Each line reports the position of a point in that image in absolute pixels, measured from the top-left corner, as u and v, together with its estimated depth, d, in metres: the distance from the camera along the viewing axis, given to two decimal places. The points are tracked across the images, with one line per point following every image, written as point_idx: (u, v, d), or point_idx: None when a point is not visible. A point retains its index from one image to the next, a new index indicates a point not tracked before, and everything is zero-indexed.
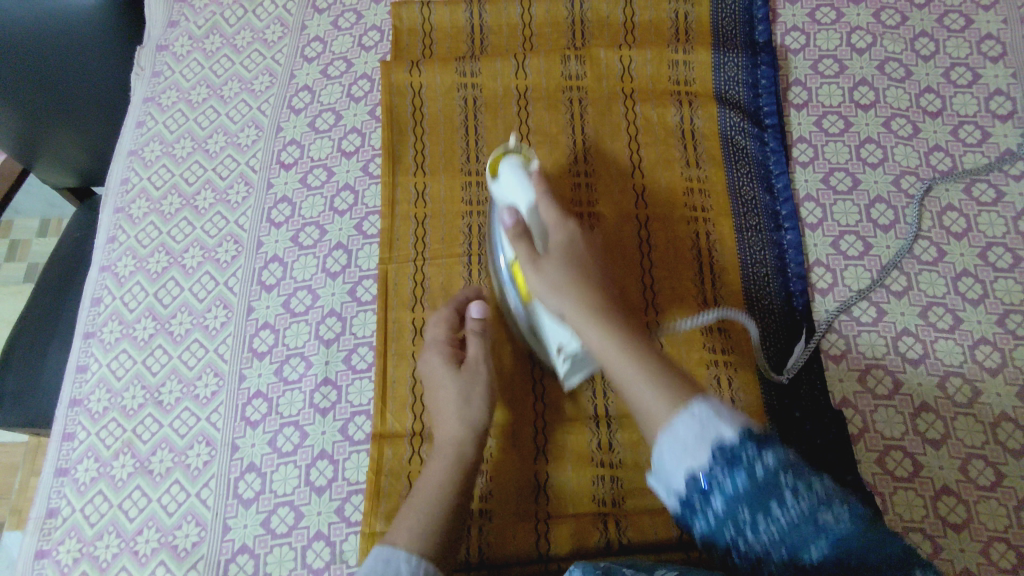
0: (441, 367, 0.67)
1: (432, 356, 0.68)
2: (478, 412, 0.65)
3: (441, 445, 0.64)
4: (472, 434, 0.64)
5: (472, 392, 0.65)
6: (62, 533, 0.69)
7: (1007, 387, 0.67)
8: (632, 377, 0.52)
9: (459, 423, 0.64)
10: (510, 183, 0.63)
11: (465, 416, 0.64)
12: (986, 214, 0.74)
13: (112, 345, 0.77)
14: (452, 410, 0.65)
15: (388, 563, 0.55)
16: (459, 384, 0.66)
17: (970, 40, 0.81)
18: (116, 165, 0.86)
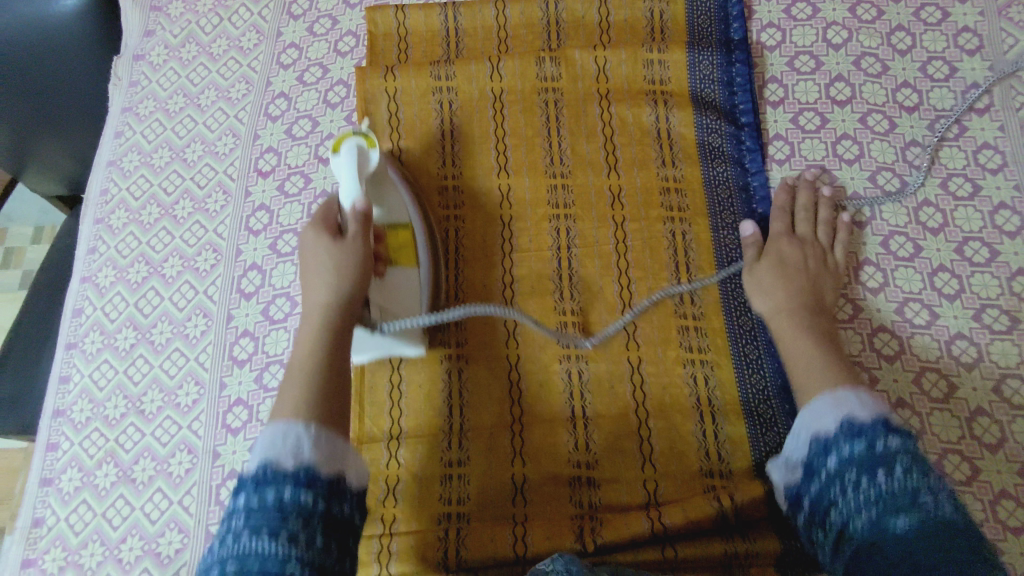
0: (316, 247, 0.60)
1: (305, 240, 0.61)
2: (351, 279, 0.59)
3: (310, 311, 0.58)
4: (344, 296, 0.58)
5: (342, 308, 0.58)
6: (48, 543, 0.70)
7: (983, 381, 0.67)
8: (816, 358, 0.61)
9: (327, 291, 0.58)
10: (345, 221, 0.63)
11: (335, 283, 0.58)
12: (963, 209, 0.74)
13: (94, 355, 0.77)
14: (316, 338, 0.56)
15: (283, 432, 0.50)
16: (332, 256, 0.59)
17: (946, 34, 0.81)
18: (97, 175, 0.87)
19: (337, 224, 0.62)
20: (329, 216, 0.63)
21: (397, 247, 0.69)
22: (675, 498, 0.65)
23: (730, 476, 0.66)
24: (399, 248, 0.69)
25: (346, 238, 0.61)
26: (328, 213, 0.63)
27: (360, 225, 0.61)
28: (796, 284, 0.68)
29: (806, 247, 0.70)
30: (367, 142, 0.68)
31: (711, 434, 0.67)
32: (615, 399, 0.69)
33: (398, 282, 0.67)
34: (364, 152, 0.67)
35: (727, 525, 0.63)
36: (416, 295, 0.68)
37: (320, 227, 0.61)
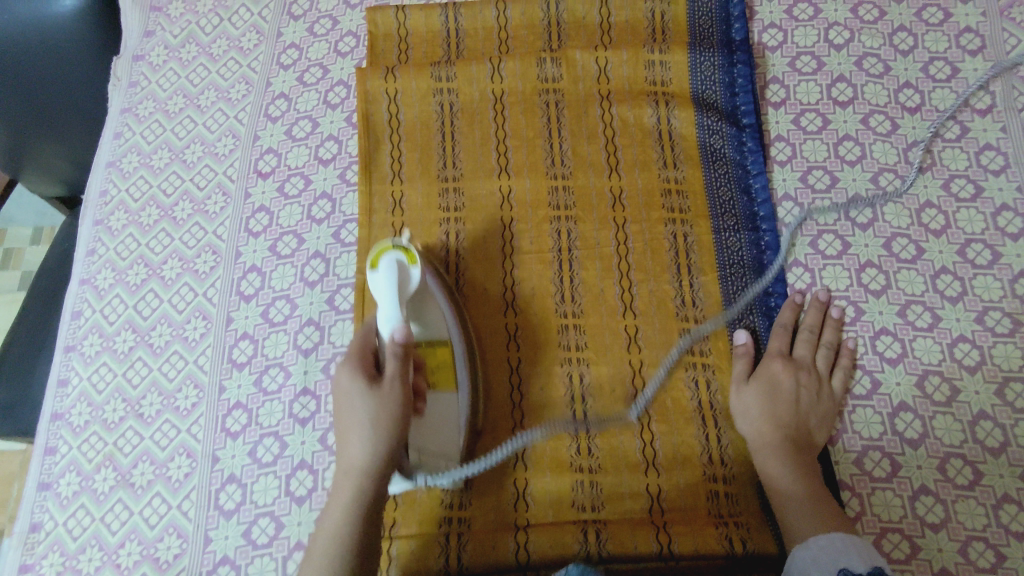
0: (351, 392, 0.58)
1: (341, 382, 0.59)
2: (386, 440, 0.56)
3: (346, 474, 0.57)
4: (380, 460, 0.57)
5: (385, 414, 0.57)
6: (46, 548, 0.69)
7: (986, 384, 0.67)
8: (804, 501, 0.60)
9: (364, 450, 0.56)
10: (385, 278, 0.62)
11: (372, 439, 0.56)
12: (965, 210, 0.73)
13: (93, 358, 0.77)
14: (361, 443, 0.56)
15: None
16: (371, 409, 0.57)
17: (948, 34, 0.81)
18: (95, 176, 0.86)
19: (372, 359, 0.60)
20: (366, 354, 0.60)
21: (436, 366, 0.65)
22: (676, 504, 0.65)
23: (731, 480, 0.66)
24: (437, 369, 0.65)
25: (382, 382, 0.58)
26: (364, 350, 0.60)
27: (400, 364, 0.58)
28: (783, 415, 0.65)
29: (800, 374, 0.67)
30: (407, 259, 0.64)
31: (714, 439, 0.67)
32: (617, 403, 0.68)
33: (436, 412, 0.64)
34: (405, 273, 0.63)
35: (729, 536, 0.63)
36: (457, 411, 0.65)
37: (356, 368, 0.58)
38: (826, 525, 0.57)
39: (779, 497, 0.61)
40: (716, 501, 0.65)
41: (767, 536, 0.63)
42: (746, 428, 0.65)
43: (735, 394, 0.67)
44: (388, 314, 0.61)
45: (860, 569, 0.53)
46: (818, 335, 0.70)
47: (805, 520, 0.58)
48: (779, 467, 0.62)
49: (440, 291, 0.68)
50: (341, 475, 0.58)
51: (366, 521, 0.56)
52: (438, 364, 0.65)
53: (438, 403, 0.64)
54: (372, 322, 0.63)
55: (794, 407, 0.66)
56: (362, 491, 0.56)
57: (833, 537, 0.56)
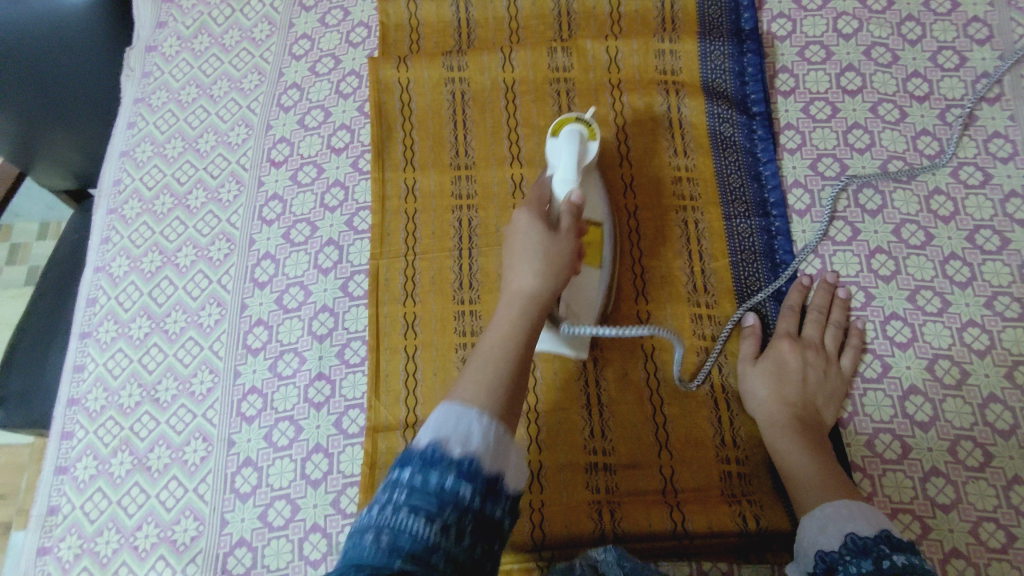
0: (527, 227, 0.59)
1: (517, 219, 0.60)
2: (557, 276, 0.56)
3: (513, 297, 0.55)
4: (550, 292, 0.56)
5: (558, 253, 0.57)
6: (63, 531, 0.70)
7: (995, 368, 0.68)
8: (815, 474, 0.60)
9: (538, 279, 0.55)
10: (568, 144, 0.66)
11: (544, 271, 0.56)
12: (974, 197, 0.74)
13: (108, 344, 0.78)
14: (531, 269, 0.56)
15: (457, 416, 0.46)
16: (546, 245, 0.57)
17: (956, 24, 0.81)
18: (109, 166, 0.87)
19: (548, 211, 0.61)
20: (545, 202, 0.62)
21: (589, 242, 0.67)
22: (689, 484, 0.65)
23: (744, 460, 0.66)
24: (588, 244, 0.67)
25: (559, 230, 0.59)
26: (544, 198, 0.62)
27: (575, 216, 0.60)
28: (791, 393, 0.66)
29: (807, 353, 0.68)
30: (588, 132, 0.68)
31: (726, 420, 0.68)
32: (630, 386, 0.69)
33: (584, 282, 0.65)
34: (584, 143, 0.67)
35: (741, 514, 0.63)
36: (594, 289, 0.66)
37: (537, 211, 0.60)
38: (837, 493, 0.58)
39: (790, 472, 0.62)
40: (729, 481, 0.66)
41: (781, 514, 0.63)
42: (754, 406, 0.66)
43: (742, 374, 0.68)
44: (564, 173, 0.64)
45: (867, 532, 0.54)
46: (826, 317, 0.70)
47: (815, 492, 0.59)
48: (789, 445, 0.63)
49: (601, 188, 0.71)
50: (505, 298, 0.56)
51: (523, 350, 0.52)
52: (588, 240, 0.67)
53: (583, 275, 0.65)
54: (544, 183, 0.66)
55: (802, 385, 0.66)
56: (527, 320, 0.54)
57: (838, 506, 0.56)
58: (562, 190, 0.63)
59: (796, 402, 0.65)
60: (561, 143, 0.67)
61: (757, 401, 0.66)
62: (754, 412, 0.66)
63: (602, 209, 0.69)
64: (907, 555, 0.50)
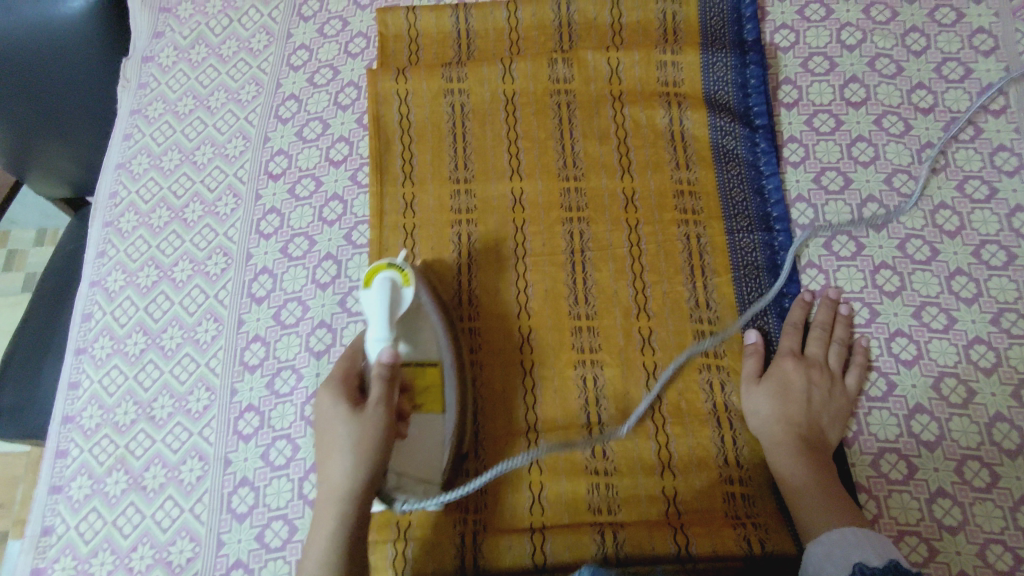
0: (335, 421, 0.56)
1: (321, 402, 0.58)
2: (370, 459, 0.55)
3: (327, 495, 0.55)
4: (362, 487, 0.55)
5: (368, 437, 0.55)
6: (57, 551, 0.69)
7: (1002, 387, 0.67)
8: (819, 496, 0.60)
9: (348, 474, 0.54)
10: (379, 298, 0.62)
11: (354, 465, 0.54)
12: (980, 212, 0.73)
13: (103, 360, 0.77)
14: (343, 467, 0.55)
15: None
16: (354, 434, 0.55)
17: (961, 35, 0.80)
18: (104, 178, 0.86)
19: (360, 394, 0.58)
20: (351, 378, 0.59)
21: (423, 390, 0.64)
22: (693, 506, 0.65)
23: (747, 481, 0.65)
24: (426, 390, 0.65)
25: (366, 407, 0.56)
26: (351, 372, 0.60)
27: (384, 386, 0.57)
28: (794, 413, 0.65)
29: (811, 372, 0.67)
30: (402, 279, 0.64)
31: (729, 441, 0.67)
32: (632, 405, 0.68)
33: (419, 438, 0.63)
34: (396, 295, 0.63)
35: (746, 537, 0.62)
36: (436, 438, 0.64)
37: (341, 393, 0.57)
38: (842, 517, 0.57)
39: (795, 494, 0.61)
40: (733, 503, 0.65)
41: (786, 537, 0.62)
42: (757, 427, 0.65)
43: (745, 394, 0.67)
44: (378, 332, 0.61)
45: (876, 564, 0.53)
46: (829, 332, 0.70)
47: (820, 515, 0.58)
48: (793, 467, 0.62)
49: (434, 308, 0.67)
50: (324, 494, 0.55)
51: (349, 552, 0.54)
52: (427, 386, 0.64)
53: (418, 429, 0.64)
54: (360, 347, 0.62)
55: (805, 405, 0.65)
56: (346, 505, 0.54)
57: (844, 532, 0.56)
58: (376, 351, 0.60)
59: (800, 423, 0.64)
60: (371, 295, 0.62)
61: (761, 423, 0.65)
62: (757, 432, 0.66)
63: (438, 347, 0.66)
64: None
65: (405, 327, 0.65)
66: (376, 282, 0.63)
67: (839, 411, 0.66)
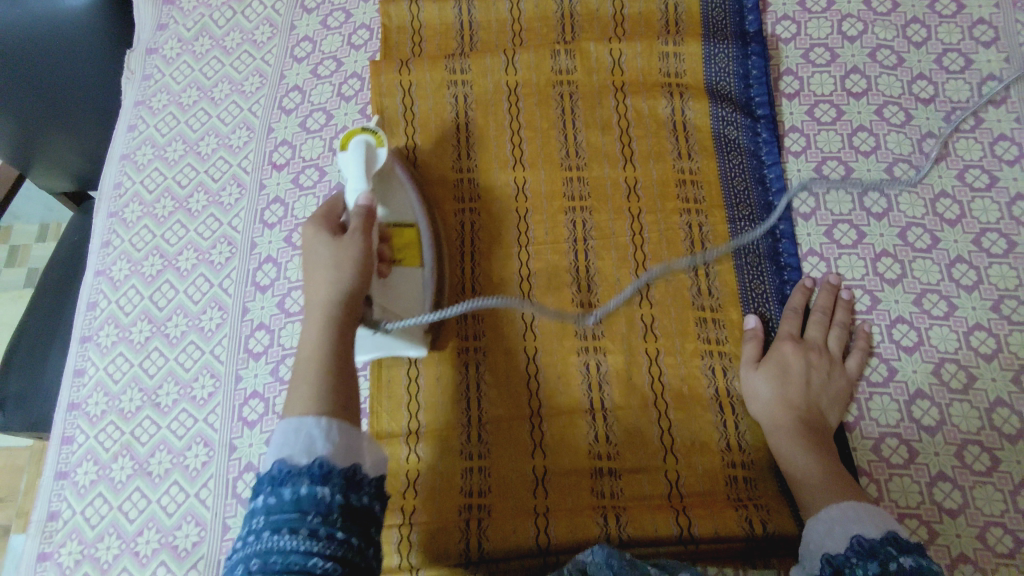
0: (315, 245, 0.57)
1: (304, 236, 0.59)
2: (353, 264, 0.56)
3: (310, 308, 0.55)
4: (350, 283, 0.55)
5: (346, 256, 0.56)
6: (64, 536, 0.69)
7: (1002, 372, 0.67)
8: (821, 476, 0.60)
9: (332, 285, 0.55)
10: (355, 154, 0.65)
11: (337, 279, 0.55)
12: (980, 200, 0.74)
13: (109, 348, 0.77)
14: (326, 278, 0.55)
15: (295, 427, 0.48)
16: (333, 251, 0.56)
17: (961, 26, 0.81)
18: (110, 169, 0.87)
19: (340, 224, 0.60)
20: (334, 217, 0.60)
21: (402, 246, 0.68)
22: (695, 489, 0.65)
23: (749, 464, 0.66)
24: (404, 247, 0.69)
25: (344, 235, 0.58)
26: (333, 212, 0.61)
27: (363, 216, 0.59)
28: (793, 394, 0.65)
29: (810, 356, 0.67)
30: (375, 140, 0.67)
31: (731, 425, 0.67)
32: (634, 389, 0.69)
33: (399, 280, 0.66)
34: (371, 152, 0.66)
35: (749, 519, 0.63)
36: (415, 286, 0.68)
37: (321, 225, 0.58)
38: (842, 495, 0.58)
39: (797, 475, 0.61)
40: (735, 486, 0.65)
41: (789, 519, 0.63)
42: (757, 407, 0.66)
43: (746, 378, 0.67)
44: (355, 184, 0.64)
45: (873, 536, 0.53)
46: (830, 317, 0.70)
47: (821, 493, 0.58)
48: (794, 449, 0.62)
49: (408, 181, 0.73)
50: (307, 313, 0.55)
51: (341, 349, 0.53)
52: (400, 244, 0.68)
53: (397, 275, 0.67)
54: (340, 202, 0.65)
55: (804, 386, 0.66)
56: (332, 309, 0.54)
57: (845, 507, 0.56)
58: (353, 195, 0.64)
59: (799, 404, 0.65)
60: (349, 155, 0.66)
61: (762, 406, 0.65)
62: (758, 413, 0.66)
63: (412, 210, 0.71)
64: (916, 558, 0.50)
65: (380, 188, 0.69)
66: (350, 144, 0.66)
67: (837, 390, 0.67)
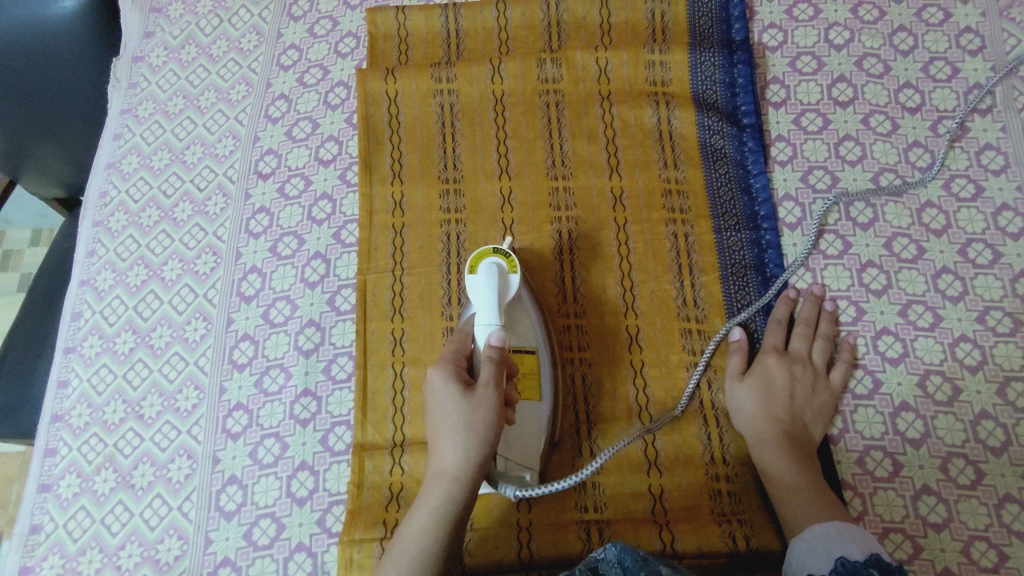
0: (442, 394, 0.58)
1: (433, 382, 0.59)
2: (480, 448, 0.57)
3: (435, 479, 0.57)
4: (471, 473, 0.57)
5: (476, 420, 0.57)
6: (46, 550, 0.69)
7: (987, 384, 0.67)
8: (806, 494, 0.59)
9: (459, 456, 0.57)
10: (486, 282, 0.64)
11: (464, 448, 0.56)
12: (966, 210, 0.73)
13: (92, 359, 0.77)
14: (454, 448, 0.57)
15: None
16: (465, 417, 0.57)
17: (948, 34, 0.81)
18: (95, 178, 0.86)
19: (468, 376, 0.60)
20: (462, 359, 0.61)
21: (523, 375, 0.64)
22: (679, 503, 0.65)
23: (733, 479, 0.66)
24: (524, 378, 0.65)
25: (476, 388, 0.58)
26: (462, 354, 0.61)
27: (496, 369, 0.58)
28: (778, 410, 0.65)
29: (794, 370, 0.67)
30: (508, 264, 0.65)
31: (716, 438, 0.67)
32: (619, 402, 0.69)
33: (523, 426, 0.64)
34: (504, 278, 0.65)
35: (732, 535, 0.62)
36: (537, 424, 0.64)
37: (451, 372, 0.59)
38: (827, 514, 0.57)
39: (783, 494, 0.61)
40: (719, 500, 0.65)
41: (771, 534, 0.63)
42: (743, 424, 0.66)
43: (730, 392, 0.67)
44: (486, 317, 0.62)
45: (858, 557, 0.52)
46: (814, 328, 0.70)
47: (805, 511, 0.58)
48: (778, 465, 0.62)
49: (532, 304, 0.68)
50: (431, 478, 0.58)
51: (435, 550, 0.56)
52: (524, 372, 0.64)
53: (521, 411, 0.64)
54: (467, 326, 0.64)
55: (788, 400, 0.66)
56: (417, 566, 0.55)
57: (828, 527, 0.55)
58: (485, 329, 0.62)
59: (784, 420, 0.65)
60: (478, 279, 0.64)
61: (747, 422, 0.65)
62: (743, 429, 0.66)
63: (536, 337, 0.66)
64: None
65: (509, 317, 0.65)
66: (481, 267, 0.65)
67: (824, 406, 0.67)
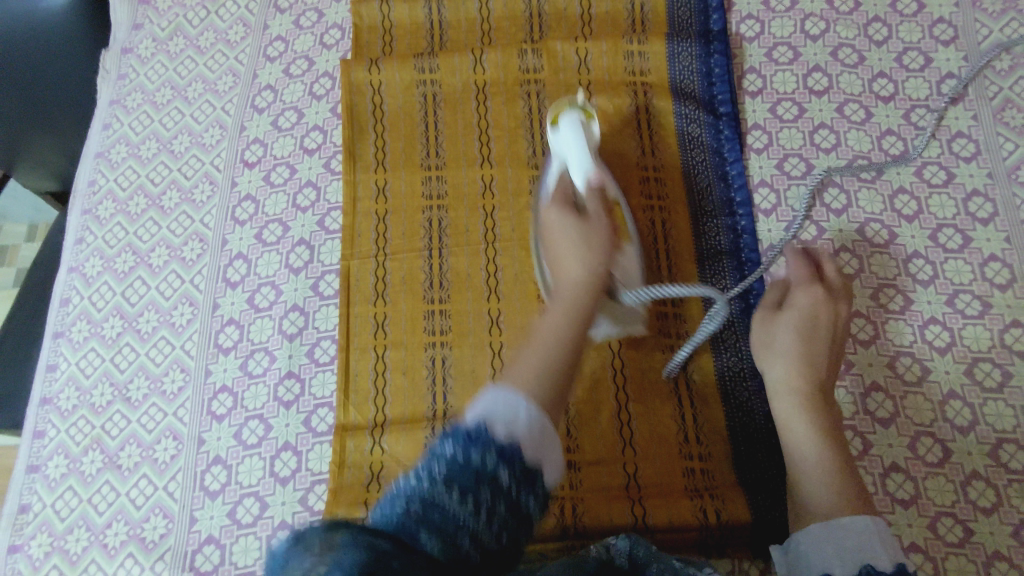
0: (563, 224, 0.59)
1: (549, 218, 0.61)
2: (602, 256, 0.57)
3: (565, 289, 0.56)
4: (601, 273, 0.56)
5: (595, 236, 0.58)
6: (34, 528, 0.71)
7: (956, 365, 0.68)
8: (823, 459, 0.57)
9: (587, 267, 0.56)
10: (569, 130, 0.72)
11: (588, 256, 0.57)
12: (937, 196, 0.75)
13: (81, 344, 0.78)
14: (578, 261, 0.57)
15: (501, 400, 0.45)
16: (585, 232, 0.58)
17: (922, 25, 0.82)
18: (84, 167, 0.88)
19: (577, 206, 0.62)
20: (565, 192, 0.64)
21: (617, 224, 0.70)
22: (653, 480, 0.66)
23: (707, 456, 0.67)
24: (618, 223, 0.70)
25: (591, 216, 0.60)
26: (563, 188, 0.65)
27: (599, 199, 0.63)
28: (812, 357, 0.61)
29: (825, 310, 0.63)
30: (585, 116, 0.73)
31: (690, 418, 0.68)
32: (595, 383, 0.70)
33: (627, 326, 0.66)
34: (586, 125, 0.72)
35: (703, 509, 0.64)
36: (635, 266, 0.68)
37: (562, 203, 0.61)
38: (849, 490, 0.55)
39: (800, 453, 0.58)
40: (692, 477, 0.66)
41: (742, 510, 0.64)
42: (772, 369, 0.62)
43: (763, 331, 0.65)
44: (578, 160, 0.70)
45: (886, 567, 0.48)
46: None
47: (821, 480, 0.56)
48: (799, 420, 0.59)
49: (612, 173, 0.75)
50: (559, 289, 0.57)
51: (572, 357, 0.52)
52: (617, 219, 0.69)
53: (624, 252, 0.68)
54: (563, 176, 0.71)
55: (831, 341, 0.62)
56: (548, 362, 0.51)
57: (860, 519, 0.52)
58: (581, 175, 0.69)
59: (816, 364, 0.61)
60: (563, 132, 0.72)
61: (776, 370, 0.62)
62: (772, 372, 0.63)
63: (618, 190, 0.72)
64: None
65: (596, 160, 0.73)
66: (563, 121, 0.73)
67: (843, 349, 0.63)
